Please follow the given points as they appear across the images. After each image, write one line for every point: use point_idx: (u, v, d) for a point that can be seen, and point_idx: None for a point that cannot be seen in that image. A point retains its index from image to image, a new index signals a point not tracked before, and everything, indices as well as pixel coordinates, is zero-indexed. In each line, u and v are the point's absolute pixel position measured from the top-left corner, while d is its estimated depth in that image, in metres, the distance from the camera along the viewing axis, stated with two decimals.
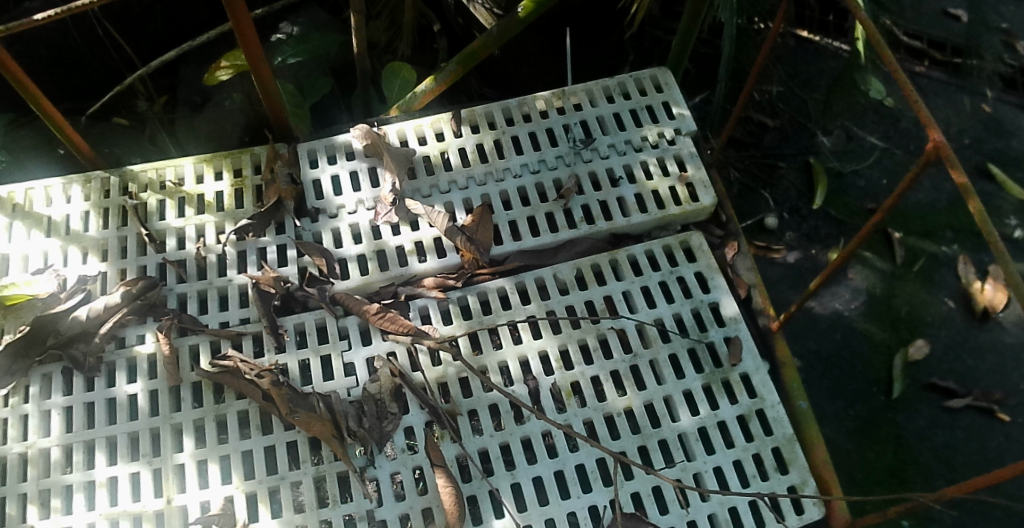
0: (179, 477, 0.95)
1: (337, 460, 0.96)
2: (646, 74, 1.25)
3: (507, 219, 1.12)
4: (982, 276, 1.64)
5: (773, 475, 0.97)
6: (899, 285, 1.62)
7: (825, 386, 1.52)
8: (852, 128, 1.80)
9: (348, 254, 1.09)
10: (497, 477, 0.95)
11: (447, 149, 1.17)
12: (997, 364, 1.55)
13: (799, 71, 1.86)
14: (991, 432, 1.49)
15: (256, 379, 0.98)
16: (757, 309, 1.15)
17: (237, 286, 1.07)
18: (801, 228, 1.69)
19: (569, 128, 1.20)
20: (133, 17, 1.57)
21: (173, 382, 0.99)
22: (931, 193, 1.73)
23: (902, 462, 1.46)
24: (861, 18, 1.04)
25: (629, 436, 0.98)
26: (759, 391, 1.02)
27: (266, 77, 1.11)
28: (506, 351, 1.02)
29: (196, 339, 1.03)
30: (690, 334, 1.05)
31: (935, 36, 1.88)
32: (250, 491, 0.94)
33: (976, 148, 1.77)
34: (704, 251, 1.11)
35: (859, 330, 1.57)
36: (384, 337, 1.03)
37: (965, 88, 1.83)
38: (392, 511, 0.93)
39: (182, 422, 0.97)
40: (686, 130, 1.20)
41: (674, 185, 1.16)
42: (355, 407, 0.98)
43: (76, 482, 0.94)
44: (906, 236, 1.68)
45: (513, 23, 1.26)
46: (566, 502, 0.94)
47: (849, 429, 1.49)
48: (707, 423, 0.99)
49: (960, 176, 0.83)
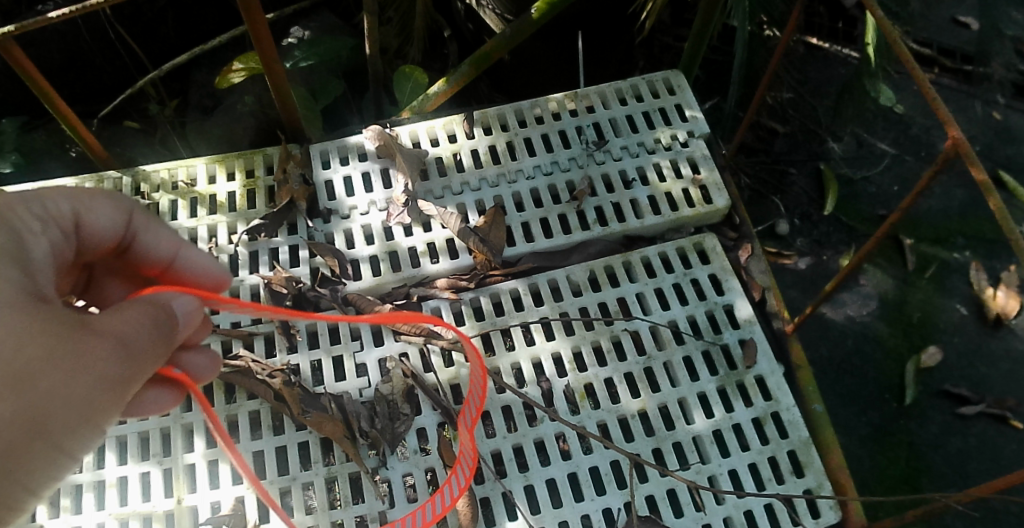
0: (189, 477, 0.94)
1: (349, 461, 0.95)
2: (659, 77, 1.25)
3: (520, 221, 1.12)
4: (995, 282, 1.62)
5: (789, 478, 0.96)
6: (911, 291, 1.61)
7: (837, 392, 1.51)
8: (862, 135, 1.79)
9: (360, 255, 1.09)
10: (510, 479, 0.94)
11: (459, 150, 1.17)
12: (1010, 372, 1.54)
13: (809, 77, 1.85)
14: (1005, 439, 1.47)
15: (267, 379, 0.98)
16: (771, 312, 1.14)
17: (248, 286, 1.06)
18: (813, 234, 1.69)
19: (582, 131, 1.20)
20: (145, 21, 1.58)
21: (184, 382, 0.99)
22: (942, 200, 1.71)
23: (914, 469, 1.45)
24: (877, 17, 1.03)
25: (644, 438, 0.97)
26: (774, 393, 1.01)
27: (280, 78, 1.10)
28: (519, 353, 1.01)
29: (208, 339, 1.02)
30: (704, 336, 1.04)
31: (944, 42, 1.87)
32: (261, 491, 0.93)
33: (986, 155, 1.76)
34: (718, 253, 1.11)
35: (872, 336, 1.56)
36: (397, 338, 1.02)
37: (975, 94, 1.83)
38: (404, 513, 0.92)
39: (193, 422, 0.97)
40: (699, 132, 1.20)
41: (687, 187, 1.15)
42: (368, 408, 0.97)
43: (86, 482, 0.93)
44: (918, 243, 1.66)
45: (526, 25, 1.25)
46: (580, 505, 0.93)
47: (861, 435, 1.48)
48: (722, 426, 0.98)
49: (980, 173, 0.82)
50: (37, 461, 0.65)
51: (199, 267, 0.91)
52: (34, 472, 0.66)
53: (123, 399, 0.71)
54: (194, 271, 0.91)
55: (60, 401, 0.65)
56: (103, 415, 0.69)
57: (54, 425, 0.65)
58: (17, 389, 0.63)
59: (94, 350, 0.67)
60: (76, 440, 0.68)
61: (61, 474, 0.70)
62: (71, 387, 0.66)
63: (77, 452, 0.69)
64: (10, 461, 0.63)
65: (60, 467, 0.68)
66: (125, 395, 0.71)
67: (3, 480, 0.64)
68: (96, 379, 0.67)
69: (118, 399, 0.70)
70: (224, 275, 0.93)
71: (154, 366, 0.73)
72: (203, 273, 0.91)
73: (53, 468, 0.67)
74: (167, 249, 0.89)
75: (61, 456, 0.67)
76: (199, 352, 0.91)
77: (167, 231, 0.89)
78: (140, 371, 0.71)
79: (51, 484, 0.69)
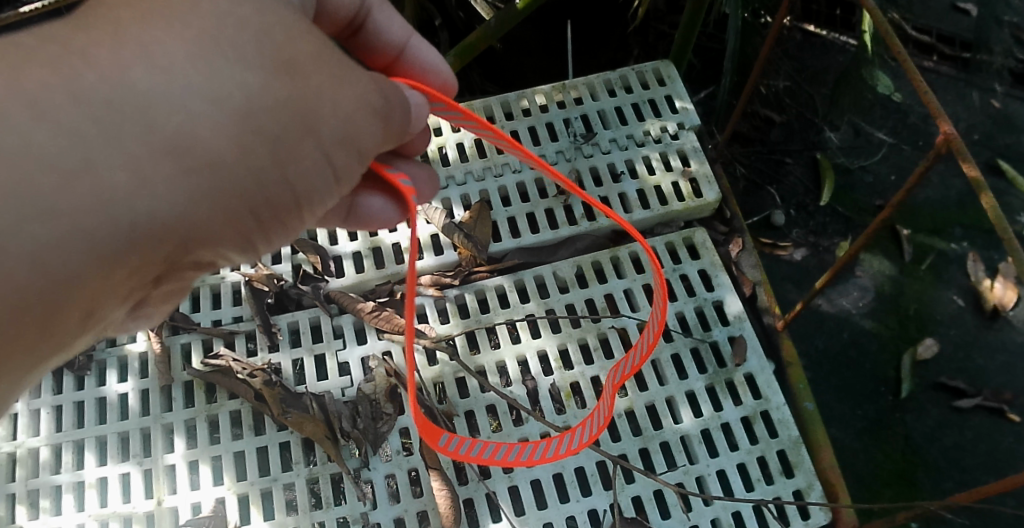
0: (169, 479, 0.93)
1: (331, 461, 0.94)
2: (649, 68, 1.23)
3: (506, 216, 1.10)
4: (992, 274, 1.60)
5: (778, 479, 0.94)
6: (908, 282, 1.59)
7: (833, 386, 1.49)
8: (860, 124, 1.77)
9: (343, 251, 1.07)
10: (494, 479, 0.93)
11: (444, 144, 1.15)
12: (1007, 364, 1.52)
13: (805, 65, 1.82)
14: (1002, 433, 1.46)
15: (248, 378, 0.96)
16: (762, 307, 1.12)
17: (230, 284, 1.05)
18: (808, 225, 1.67)
19: (570, 122, 1.17)
20: None
21: (165, 381, 0.98)
22: (940, 189, 1.69)
23: (911, 464, 1.43)
24: (870, 8, 1.00)
25: (630, 438, 0.96)
26: (764, 391, 0.99)
27: None
28: (504, 351, 1.00)
29: (188, 337, 1.01)
30: (692, 333, 1.03)
31: (944, 29, 1.82)
32: (242, 493, 0.92)
33: (985, 144, 1.74)
34: (708, 248, 1.09)
35: (868, 329, 1.54)
36: (379, 336, 1.01)
37: (973, 83, 1.80)
38: (387, 514, 0.91)
39: (174, 422, 0.95)
40: (690, 124, 1.18)
41: (676, 180, 1.13)
42: (349, 408, 0.96)
43: (65, 483, 0.92)
44: (915, 233, 1.64)
45: (510, 15, 1.23)
46: (565, 506, 0.92)
47: (858, 429, 1.46)
48: (710, 425, 0.97)
49: (972, 169, 0.80)
50: (304, 159, 0.68)
51: (429, 62, 0.99)
52: (299, 173, 0.69)
53: (377, 131, 0.74)
54: (424, 63, 0.99)
55: (327, 105, 0.69)
56: (358, 137, 0.72)
57: (323, 124, 0.69)
58: (293, 77, 0.67)
59: (348, 72, 0.72)
60: (335, 152, 0.71)
61: (317, 197, 0.72)
62: (334, 98, 0.70)
63: (334, 171, 0.72)
64: (283, 151, 0.66)
65: (319, 182, 0.71)
66: (378, 130, 0.75)
67: (270, 167, 0.66)
68: (354, 97, 0.71)
69: (372, 127, 0.74)
70: (446, 75, 1.02)
71: (399, 116, 0.78)
72: (431, 68, 1.00)
73: (312, 176, 0.70)
74: (400, 35, 0.97)
75: (321, 165, 0.70)
76: (416, 165, 0.99)
77: (399, 19, 0.97)
78: (389, 106, 0.76)
79: (308, 202, 0.72)
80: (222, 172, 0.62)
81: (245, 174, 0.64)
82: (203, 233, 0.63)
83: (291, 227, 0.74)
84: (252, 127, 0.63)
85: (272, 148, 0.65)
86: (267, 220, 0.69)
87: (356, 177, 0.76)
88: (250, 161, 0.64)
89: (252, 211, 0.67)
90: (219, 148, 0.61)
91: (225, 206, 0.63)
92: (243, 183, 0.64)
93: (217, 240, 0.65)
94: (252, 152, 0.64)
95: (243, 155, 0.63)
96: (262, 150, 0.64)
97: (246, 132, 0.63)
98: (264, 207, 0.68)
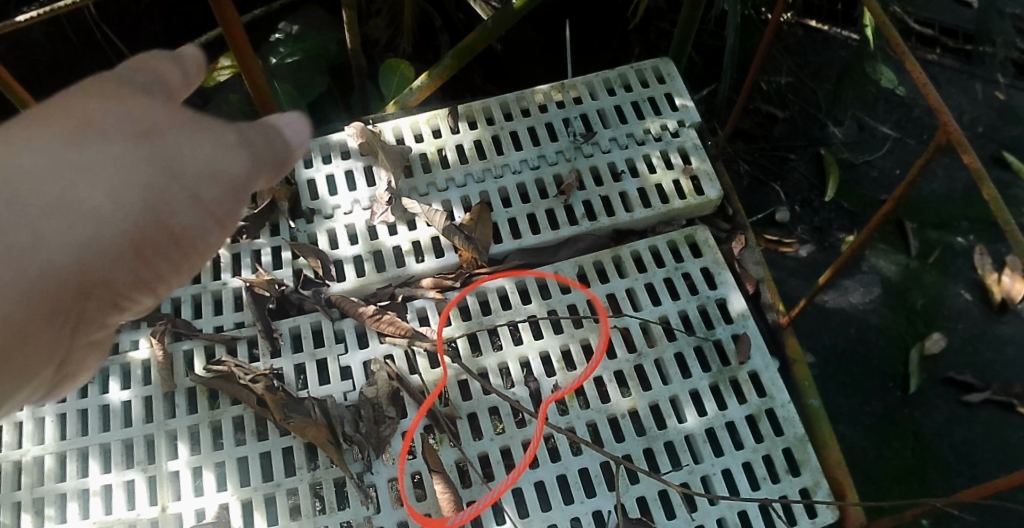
0: (174, 485, 0.93)
1: (334, 466, 0.93)
2: (648, 65, 1.22)
3: (507, 217, 1.09)
4: (1000, 267, 1.59)
5: (784, 477, 0.94)
6: (915, 277, 1.58)
7: (839, 382, 1.49)
8: (863, 118, 1.76)
9: (343, 255, 1.07)
10: (497, 482, 0.93)
11: (443, 146, 1.15)
12: (1016, 356, 1.51)
13: (807, 60, 1.81)
14: (1012, 427, 1.45)
15: (251, 384, 0.96)
16: (766, 304, 1.12)
17: (231, 289, 1.04)
18: (813, 221, 1.66)
19: (569, 122, 1.17)
20: (132, 21, 1.51)
21: (168, 388, 0.98)
22: (945, 183, 1.68)
23: (921, 460, 1.42)
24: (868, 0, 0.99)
25: (634, 438, 0.96)
26: (769, 389, 0.99)
27: (258, 78, 1.08)
28: (506, 352, 1.00)
29: (191, 344, 1.01)
30: (696, 331, 1.02)
31: (947, 21, 1.81)
32: (245, 498, 0.92)
33: (990, 136, 1.72)
34: (710, 246, 1.09)
35: (874, 324, 1.53)
36: (381, 339, 1.01)
37: (976, 74, 1.78)
38: (390, 518, 0.90)
39: (177, 429, 0.95)
40: (690, 121, 1.17)
41: (678, 178, 1.13)
42: (352, 412, 0.96)
43: (70, 491, 0.92)
44: (921, 228, 1.63)
45: (508, 15, 1.22)
46: (569, 507, 0.92)
47: (866, 425, 1.45)
48: (715, 424, 0.97)
49: (973, 160, 0.79)
50: (176, 206, 0.66)
51: None
52: (179, 216, 0.66)
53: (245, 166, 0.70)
54: None
55: (185, 149, 0.67)
56: (232, 169, 0.69)
57: (183, 161, 0.67)
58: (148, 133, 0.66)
59: (202, 119, 0.70)
60: (208, 190, 0.68)
61: (229, 206, 0.70)
62: (189, 141, 0.68)
63: (213, 211, 0.69)
64: (151, 192, 0.64)
65: (194, 219, 0.67)
66: (252, 161, 0.71)
67: (145, 205, 0.64)
68: (214, 137, 0.69)
69: (242, 155, 0.70)
70: None
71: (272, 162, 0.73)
72: None
73: (191, 216, 0.67)
74: None
75: (197, 205, 0.67)
76: None
77: None
78: (252, 135, 0.72)
79: (193, 244, 0.68)
80: (95, 227, 0.61)
81: (121, 225, 0.62)
82: (95, 277, 0.62)
83: (180, 272, 0.70)
84: (97, 158, 0.62)
85: (138, 183, 0.63)
86: (159, 265, 0.67)
87: (238, 220, 0.72)
88: (118, 206, 0.62)
89: (139, 257, 0.65)
90: (87, 194, 0.61)
91: (107, 258, 0.62)
92: (121, 232, 0.62)
93: (144, 259, 0.65)
94: (121, 194, 0.62)
95: (112, 196, 0.62)
96: (127, 183, 0.63)
97: (113, 163, 0.62)
98: (148, 249, 0.65)
